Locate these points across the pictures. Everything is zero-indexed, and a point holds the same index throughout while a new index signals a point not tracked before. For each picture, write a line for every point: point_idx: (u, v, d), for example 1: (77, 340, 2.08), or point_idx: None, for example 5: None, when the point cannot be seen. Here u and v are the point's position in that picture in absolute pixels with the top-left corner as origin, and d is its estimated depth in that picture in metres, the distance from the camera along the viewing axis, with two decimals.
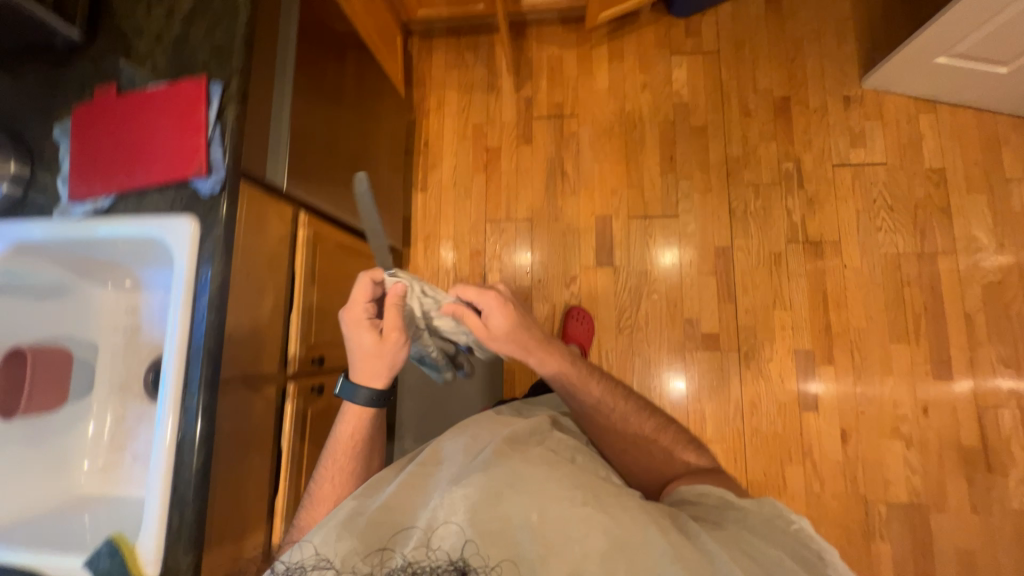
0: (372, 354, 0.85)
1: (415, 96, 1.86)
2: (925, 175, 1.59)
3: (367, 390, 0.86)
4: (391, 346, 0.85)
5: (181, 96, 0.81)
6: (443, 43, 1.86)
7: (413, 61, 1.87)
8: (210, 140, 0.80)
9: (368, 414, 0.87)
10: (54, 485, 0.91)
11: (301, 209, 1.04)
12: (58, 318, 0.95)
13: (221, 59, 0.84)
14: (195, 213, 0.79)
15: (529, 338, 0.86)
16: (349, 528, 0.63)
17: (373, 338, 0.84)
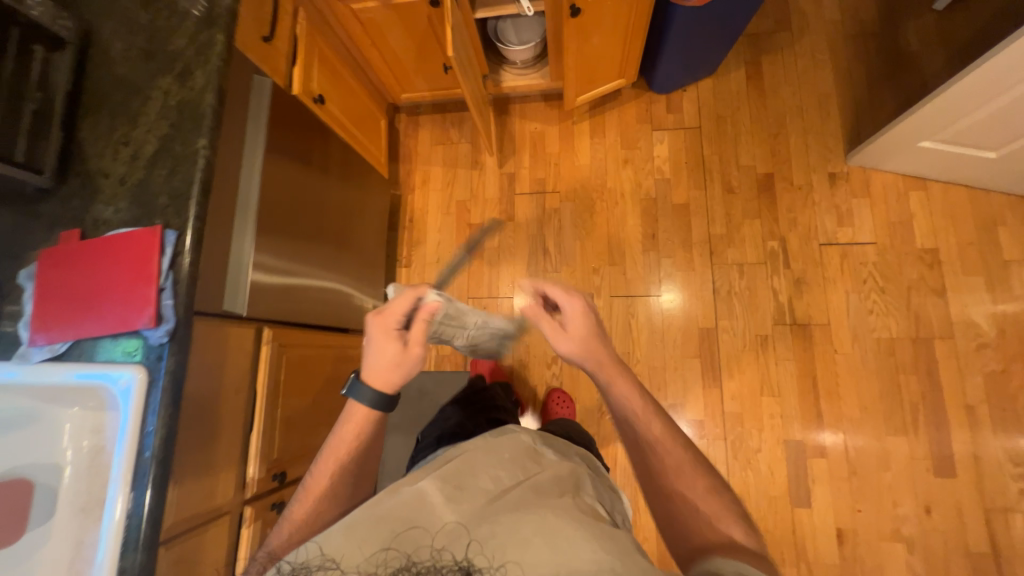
0: (392, 359, 0.77)
1: (401, 171, 1.90)
2: (917, 255, 1.54)
3: (371, 394, 0.76)
4: (411, 352, 0.78)
5: (137, 245, 0.84)
6: (429, 120, 1.91)
7: (400, 137, 1.91)
8: (161, 289, 0.81)
9: (375, 419, 0.77)
10: None
11: (264, 324, 1.06)
12: (29, 442, 0.99)
13: (178, 205, 0.86)
14: (143, 364, 0.80)
15: (601, 353, 0.81)
16: (365, 522, 0.61)
17: (397, 346, 0.78)
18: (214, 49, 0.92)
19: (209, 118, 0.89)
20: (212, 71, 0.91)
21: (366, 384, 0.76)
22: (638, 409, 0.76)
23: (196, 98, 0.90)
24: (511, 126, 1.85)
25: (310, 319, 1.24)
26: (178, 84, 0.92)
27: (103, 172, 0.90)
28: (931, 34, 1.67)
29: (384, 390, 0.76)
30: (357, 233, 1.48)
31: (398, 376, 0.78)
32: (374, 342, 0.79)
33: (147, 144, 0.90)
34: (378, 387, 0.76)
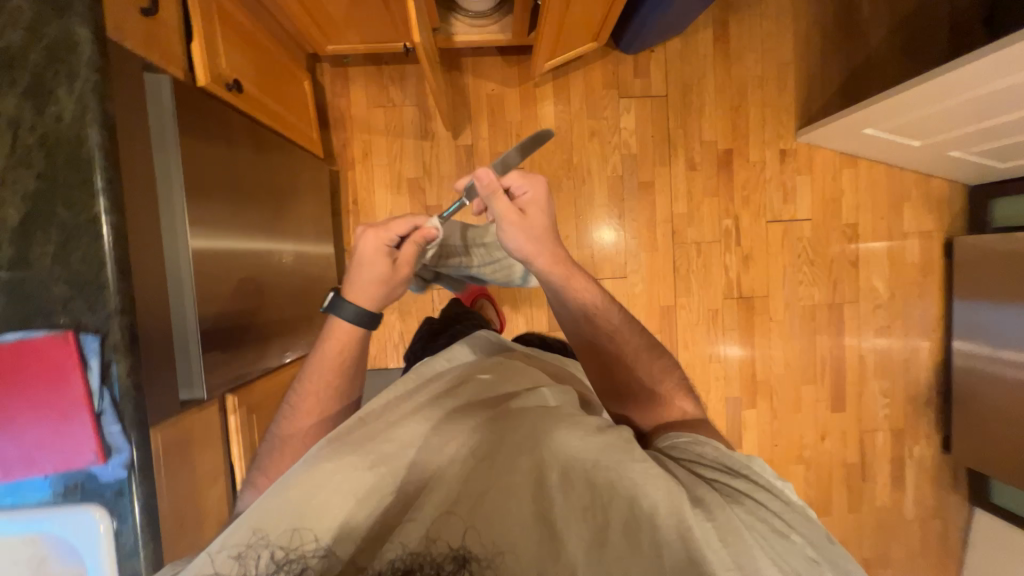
0: (379, 279, 0.76)
1: (334, 141, 1.58)
2: (841, 230, 1.72)
3: (354, 312, 0.75)
4: (400, 274, 0.77)
5: (39, 359, 0.62)
6: (361, 73, 1.56)
7: (327, 97, 1.56)
8: (99, 414, 0.64)
9: (355, 337, 0.77)
10: None
11: (228, 393, 0.91)
12: None
13: (87, 298, 0.64)
14: (100, 504, 0.65)
15: (555, 248, 0.78)
16: (349, 473, 0.49)
17: (386, 266, 0.76)
18: (80, 53, 0.62)
19: (103, 168, 0.63)
20: (87, 90, 0.62)
21: (349, 303, 0.75)
22: (595, 302, 0.80)
23: (71, 135, 0.62)
24: (463, 86, 1.59)
25: (273, 362, 1.08)
26: (32, 109, 0.62)
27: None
28: (881, 1, 1.67)
29: (363, 312, 0.75)
30: (304, 240, 1.25)
31: (378, 301, 0.77)
32: (360, 256, 0.75)
33: (6, 205, 0.62)
34: (360, 307, 0.75)
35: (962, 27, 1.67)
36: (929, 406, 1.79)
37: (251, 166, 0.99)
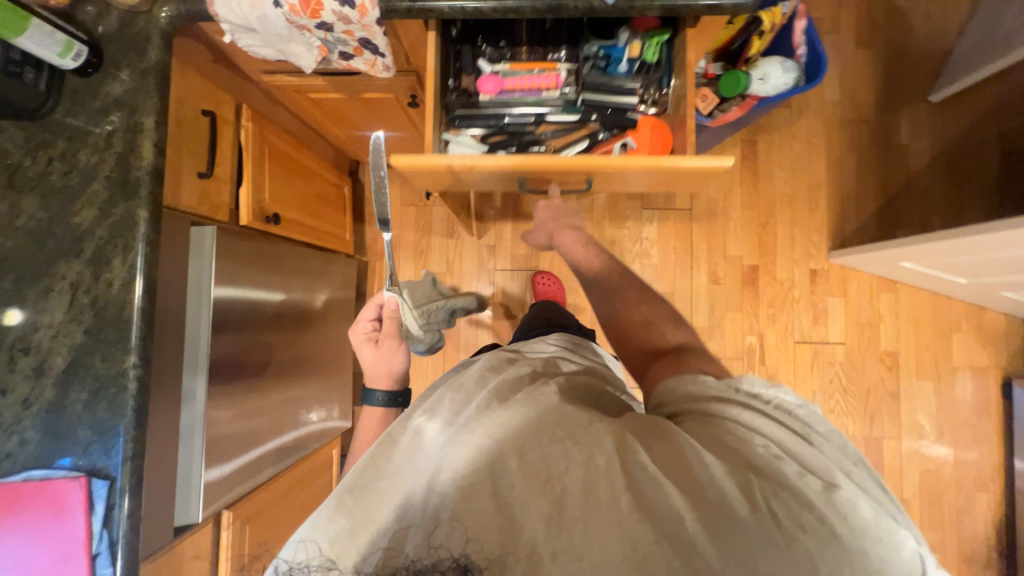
0: (369, 361, 0.87)
1: (367, 234, 1.70)
2: (879, 357, 1.61)
3: (378, 393, 0.83)
4: (391, 347, 0.88)
5: (46, 501, 0.67)
6: (398, 176, 1.69)
7: (365, 196, 1.69)
8: (95, 555, 0.68)
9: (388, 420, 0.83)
10: None
11: (223, 509, 0.94)
12: None
13: (106, 442, 0.70)
14: None
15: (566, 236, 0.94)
16: (335, 519, 0.52)
17: (371, 348, 0.89)
18: (136, 230, 0.72)
19: (137, 328, 0.71)
20: (136, 261, 0.72)
21: (370, 389, 0.84)
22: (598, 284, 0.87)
23: (119, 299, 0.72)
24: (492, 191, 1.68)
25: (289, 440, 1.15)
26: (90, 274, 0.72)
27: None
28: (920, 127, 1.64)
29: (387, 388, 0.83)
30: (323, 340, 1.32)
31: (392, 373, 0.85)
32: (359, 359, 0.88)
33: (53, 355, 0.71)
34: (383, 388, 0.84)
35: (1015, 155, 1.59)
36: (989, 569, 1.56)
37: (280, 288, 1.07)
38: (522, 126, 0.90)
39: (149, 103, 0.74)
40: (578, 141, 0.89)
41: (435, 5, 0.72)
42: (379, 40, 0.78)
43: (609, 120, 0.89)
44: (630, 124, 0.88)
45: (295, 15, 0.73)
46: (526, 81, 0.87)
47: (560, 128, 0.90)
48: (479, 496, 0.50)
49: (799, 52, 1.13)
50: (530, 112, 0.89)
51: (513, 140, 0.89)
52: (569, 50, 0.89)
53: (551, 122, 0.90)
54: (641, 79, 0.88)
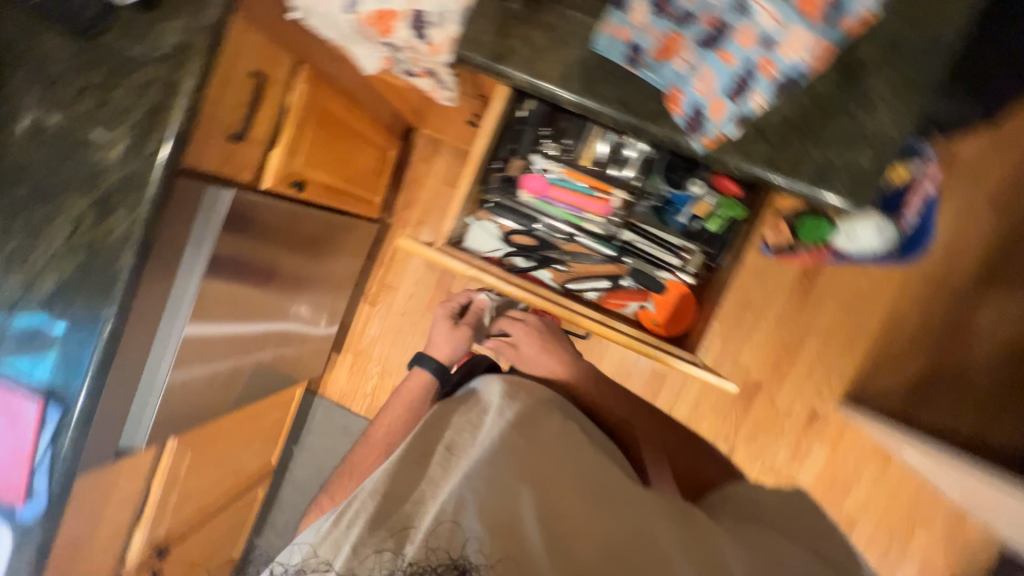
0: (443, 333, 0.96)
1: (399, 198, 1.66)
2: (835, 517, 1.57)
3: (434, 363, 0.91)
4: (464, 332, 0.97)
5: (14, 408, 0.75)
6: (449, 152, 1.61)
7: (411, 160, 1.63)
8: (36, 467, 0.76)
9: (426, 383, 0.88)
10: None
11: (172, 436, 1.02)
12: None
13: (68, 374, 0.75)
14: (10, 524, 0.79)
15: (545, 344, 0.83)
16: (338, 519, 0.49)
17: (449, 325, 0.97)
18: (145, 190, 0.71)
19: (120, 284, 0.73)
20: (138, 221, 0.72)
21: (426, 353, 0.92)
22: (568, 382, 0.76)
23: (112, 249, 0.73)
24: None
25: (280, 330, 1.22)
26: (93, 217, 0.73)
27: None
28: (1006, 316, 1.46)
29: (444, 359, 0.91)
30: (316, 298, 1.34)
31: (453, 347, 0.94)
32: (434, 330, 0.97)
33: (52, 276, 0.75)
34: (438, 358, 0.92)
35: None
36: None
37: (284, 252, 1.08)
38: (552, 238, 0.98)
39: (193, 64, 0.69)
40: (601, 278, 1.01)
41: (512, 74, 0.62)
42: (445, 77, 0.72)
43: (638, 274, 0.99)
44: (654, 288, 0.99)
45: (366, 25, 0.66)
46: (574, 197, 0.90)
47: (584, 256, 0.99)
48: (500, 519, 0.49)
49: (908, 216, 0.99)
50: (563, 226, 0.95)
51: (539, 250, 1.00)
52: (633, 179, 0.87)
53: (580, 243, 0.97)
54: (692, 246, 0.91)
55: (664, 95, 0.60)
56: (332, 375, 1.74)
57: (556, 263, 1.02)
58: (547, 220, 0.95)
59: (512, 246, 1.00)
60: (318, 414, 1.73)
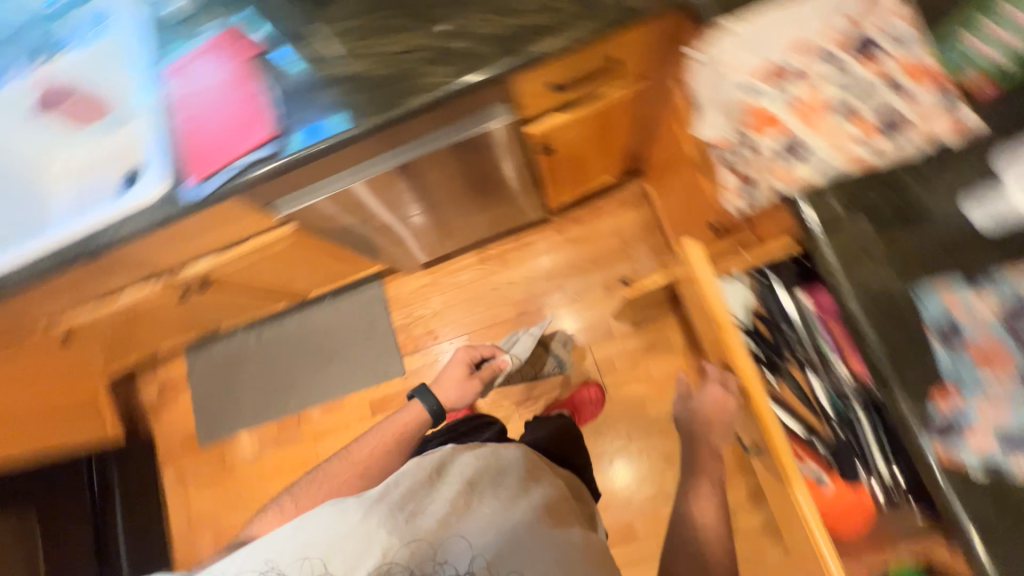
0: (454, 378, 1.28)
1: (574, 210, 1.71)
2: None
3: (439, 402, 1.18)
4: (464, 384, 1.27)
5: (255, 123, 0.84)
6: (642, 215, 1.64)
7: (610, 193, 1.68)
8: (222, 169, 0.84)
9: (419, 419, 1.11)
10: (36, 153, 1.23)
11: (294, 223, 1.09)
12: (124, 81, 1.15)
13: (303, 132, 0.83)
14: (167, 187, 0.88)
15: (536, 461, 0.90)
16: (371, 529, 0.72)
17: (461, 371, 1.29)
18: (477, 71, 0.78)
19: (397, 110, 0.79)
20: (452, 84, 0.78)
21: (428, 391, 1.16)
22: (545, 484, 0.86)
23: (416, 84, 0.79)
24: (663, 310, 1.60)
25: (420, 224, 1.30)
26: (426, 54, 0.80)
27: (310, 37, 0.87)
28: None
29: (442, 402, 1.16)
30: (460, 224, 1.42)
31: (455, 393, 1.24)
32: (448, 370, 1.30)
33: (355, 65, 0.83)
34: (446, 400, 1.23)
35: None
36: None
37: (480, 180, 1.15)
38: (791, 349, 0.96)
39: (596, 26, 0.76)
40: (797, 423, 0.97)
41: (826, 250, 0.64)
42: (757, 194, 0.76)
43: (842, 449, 0.90)
44: (847, 475, 0.89)
45: (746, 118, 0.73)
46: (840, 342, 0.83)
47: (797, 391, 0.96)
48: (510, 561, 0.70)
49: None
50: (812, 352, 0.90)
51: (769, 349, 1.01)
52: None
53: (808, 378, 0.93)
54: (909, 485, 0.79)
55: (939, 381, 0.58)
56: (402, 278, 1.82)
57: (773, 370, 1.01)
58: (801, 334, 0.92)
59: (751, 328, 1.03)
60: (367, 294, 1.83)
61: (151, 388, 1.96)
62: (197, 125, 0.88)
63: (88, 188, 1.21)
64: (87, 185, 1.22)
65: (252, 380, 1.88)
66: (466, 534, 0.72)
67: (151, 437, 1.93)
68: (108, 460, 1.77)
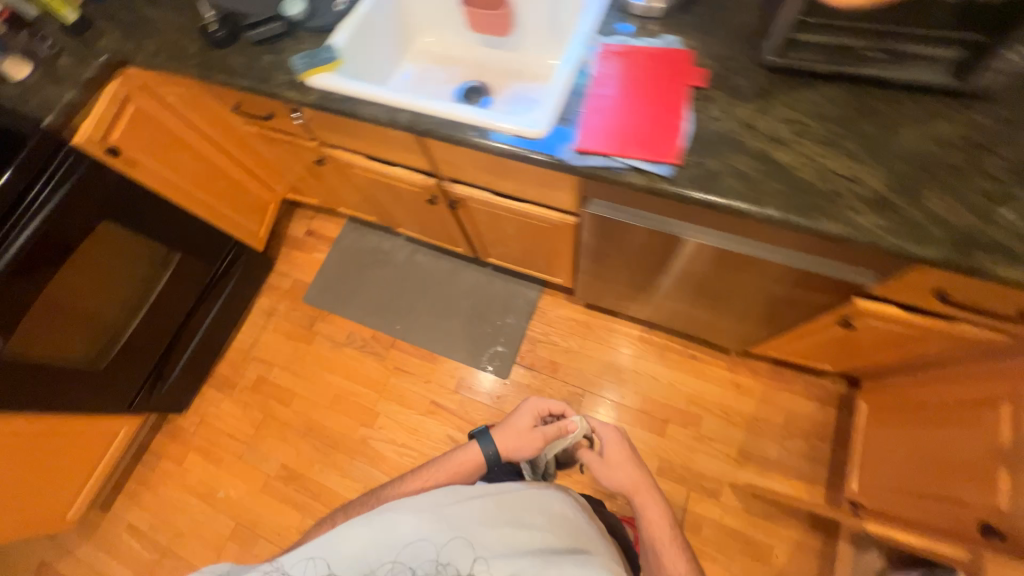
0: (519, 432, 1.01)
1: (757, 360, 1.60)
2: None
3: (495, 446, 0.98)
4: (531, 441, 1.00)
5: (661, 139, 0.84)
6: (822, 414, 1.51)
7: (803, 371, 1.56)
8: (605, 155, 0.85)
9: (470, 464, 0.95)
10: (414, 17, 1.27)
11: (577, 218, 1.11)
12: (537, 21, 1.16)
13: (697, 175, 0.82)
14: (543, 133, 0.90)
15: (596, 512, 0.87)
16: (411, 523, 0.73)
17: (530, 428, 1.01)
18: (910, 241, 0.73)
19: (802, 220, 0.77)
20: (875, 235, 0.74)
21: (488, 434, 0.98)
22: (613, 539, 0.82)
23: (836, 211, 0.76)
24: (783, 515, 1.43)
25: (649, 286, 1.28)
26: (862, 192, 0.77)
27: (746, 99, 0.87)
28: None
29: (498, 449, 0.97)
30: (671, 306, 1.37)
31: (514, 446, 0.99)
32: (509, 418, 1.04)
33: (776, 152, 0.82)
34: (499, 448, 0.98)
35: None
36: None
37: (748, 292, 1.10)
38: None
39: None
40: None
41: None
42: None
43: None
44: None
45: None
46: None
47: None
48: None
49: None
50: None
51: None
52: None
53: None
54: None
55: None
56: (559, 299, 1.80)
57: None
58: None
59: None
60: (521, 289, 1.83)
61: (302, 227, 2.11)
62: (604, 103, 0.89)
63: (428, 76, 1.28)
64: (434, 71, 1.29)
65: (382, 282, 1.95)
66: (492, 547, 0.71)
67: (274, 262, 2.06)
68: (242, 257, 1.87)
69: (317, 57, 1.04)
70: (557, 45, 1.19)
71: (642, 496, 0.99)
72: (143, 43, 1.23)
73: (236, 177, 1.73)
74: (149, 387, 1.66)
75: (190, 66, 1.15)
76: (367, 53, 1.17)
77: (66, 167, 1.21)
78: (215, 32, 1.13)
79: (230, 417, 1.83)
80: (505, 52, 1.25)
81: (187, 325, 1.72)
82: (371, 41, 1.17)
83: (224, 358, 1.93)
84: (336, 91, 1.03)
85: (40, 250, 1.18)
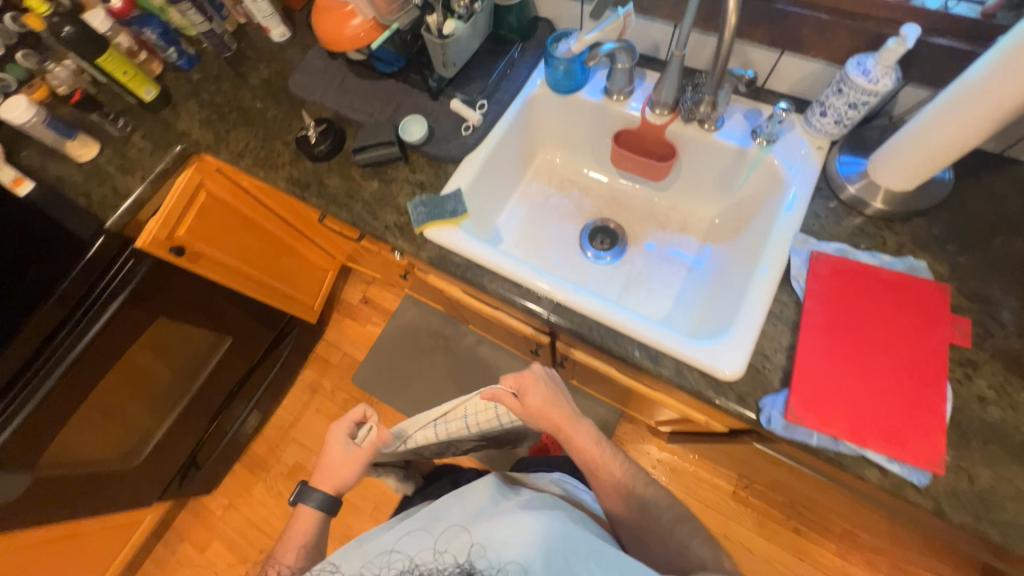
0: (336, 464, 0.79)
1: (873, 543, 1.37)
2: None
3: (320, 493, 0.79)
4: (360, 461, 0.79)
5: (911, 426, 0.62)
6: None
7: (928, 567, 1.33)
8: (829, 433, 0.63)
9: (313, 519, 0.79)
10: (540, 135, 1.05)
11: (730, 429, 0.89)
12: (701, 170, 0.93)
13: (967, 490, 0.60)
14: (739, 377, 0.69)
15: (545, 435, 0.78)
16: (360, 553, 0.65)
17: (346, 450, 0.80)
18: None
19: None
20: None
21: (308, 488, 0.79)
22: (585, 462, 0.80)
23: None
24: None
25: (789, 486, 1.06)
26: None
27: None
28: None
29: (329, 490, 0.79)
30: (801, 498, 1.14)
31: (344, 478, 0.79)
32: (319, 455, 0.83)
33: None
34: (326, 490, 0.79)
35: None
36: None
37: None
38: None
39: None
40: None
41: None
42: None
43: None
44: None
45: None
46: None
47: None
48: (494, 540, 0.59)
49: None
50: None
51: None
52: None
53: None
54: None
55: None
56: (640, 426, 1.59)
57: None
58: None
59: None
60: (598, 407, 1.62)
61: (357, 292, 1.93)
62: (825, 349, 0.67)
63: (548, 204, 1.06)
64: (557, 199, 1.07)
65: (441, 371, 1.76)
66: (451, 533, 0.63)
67: (324, 330, 1.89)
68: (292, 330, 1.68)
69: (439, 206, 0.84)
70: (719, 201, 0.97)
71: (570, 430, 0.78)
72: (226, 137, 1.04)
73: (300, 253, 1.55)
74: (182, 476, 1.51)
75: (280, 179, 0.97)
76: (487, 188, 0.96)
77: (128, 272, 1.05)
78: (315, 143, 0.95)
79: (262, 507, 1.67)
80: (646, 189, 1.04)
81: (228, 411, 1.55)
82: (495, 173, 0.97)
83: (262, 435, 1.77)
84: (460, 254, 0.83)
85: (84, 369, 1.03)
